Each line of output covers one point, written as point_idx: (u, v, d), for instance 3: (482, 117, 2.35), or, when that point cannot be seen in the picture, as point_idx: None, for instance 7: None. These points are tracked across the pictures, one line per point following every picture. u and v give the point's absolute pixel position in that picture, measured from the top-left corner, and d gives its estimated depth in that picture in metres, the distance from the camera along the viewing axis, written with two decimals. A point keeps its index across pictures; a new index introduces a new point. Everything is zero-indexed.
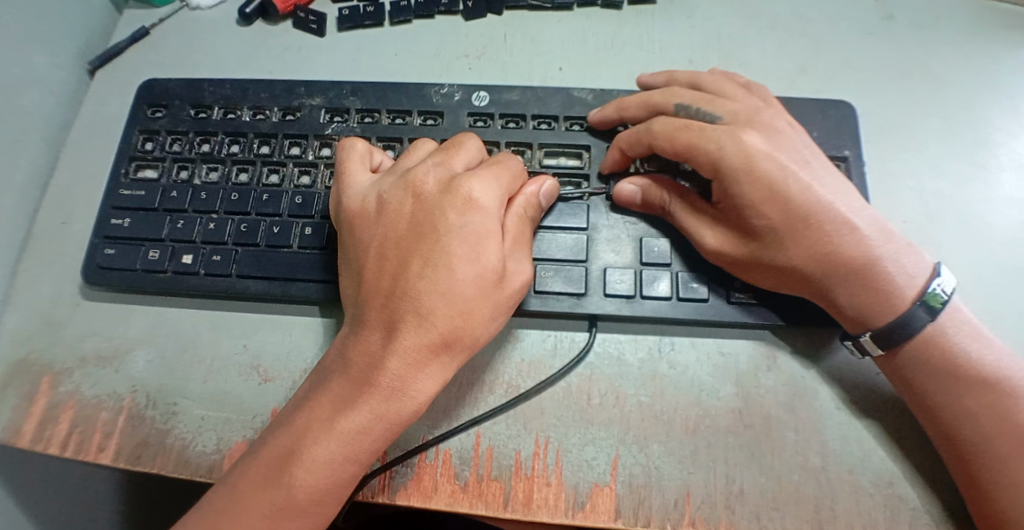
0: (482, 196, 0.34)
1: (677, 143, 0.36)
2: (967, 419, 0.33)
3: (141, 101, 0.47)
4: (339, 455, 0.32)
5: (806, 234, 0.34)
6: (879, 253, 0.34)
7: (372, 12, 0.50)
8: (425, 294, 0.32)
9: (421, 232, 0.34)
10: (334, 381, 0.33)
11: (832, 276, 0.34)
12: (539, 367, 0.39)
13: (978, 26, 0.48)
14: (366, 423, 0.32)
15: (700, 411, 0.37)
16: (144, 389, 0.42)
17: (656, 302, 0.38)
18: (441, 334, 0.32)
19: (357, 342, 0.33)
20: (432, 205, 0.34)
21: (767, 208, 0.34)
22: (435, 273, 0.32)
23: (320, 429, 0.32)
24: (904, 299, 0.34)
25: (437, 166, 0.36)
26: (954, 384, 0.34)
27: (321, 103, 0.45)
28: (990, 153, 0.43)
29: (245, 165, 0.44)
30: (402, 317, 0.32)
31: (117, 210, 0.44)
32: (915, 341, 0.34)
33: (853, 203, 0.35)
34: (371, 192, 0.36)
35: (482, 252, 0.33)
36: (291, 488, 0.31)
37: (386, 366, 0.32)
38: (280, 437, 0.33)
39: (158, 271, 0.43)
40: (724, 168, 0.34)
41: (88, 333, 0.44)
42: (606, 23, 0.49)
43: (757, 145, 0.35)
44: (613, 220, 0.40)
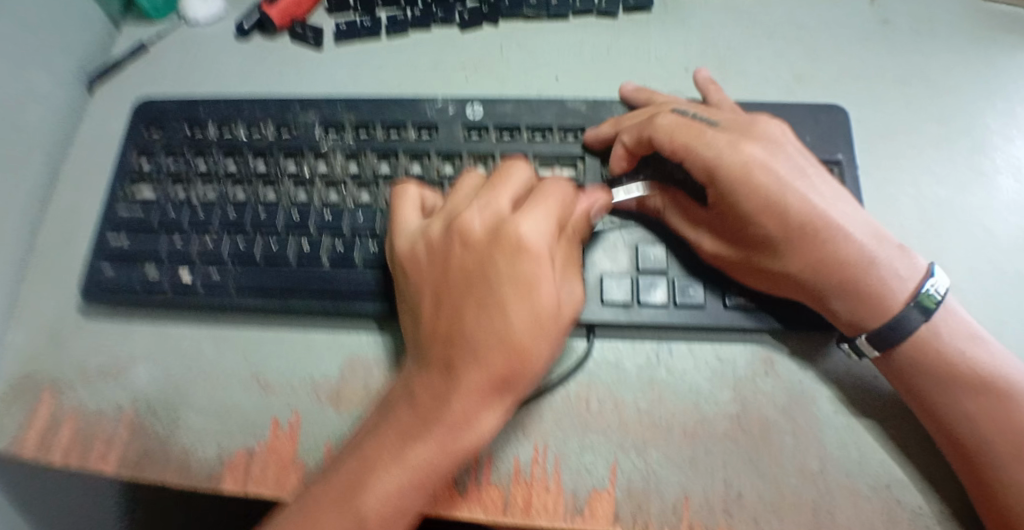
0: (534, 236, 0.33)
1: (679, 141, 0.36)
2: (969, 417, 0.34)
3: (138, 119, 0.48)
4: (408, 488, 0.33)
5: (799, 243, 0.35)
6: (868, 259, 0.35)
7: (370, 25, 0.51)
8: (483, 338, 0.32)
9: (473, 275, 0.33)
10: (401, 419, 0.34)
11: (828, 283, 0.35)
12: (539, 375, 0.39)
13: (970, 30, 0.48)
14: (435, 459, 0.33)
15: (697, 417, 0.38)
16: (145, 400, 0.43)
17: (652, 309, 0.39)
18: (502, 375, 0.32)
19: (420, 383, 0.34)
20: (482, 248, 0.34)
21: (764, 219, 0.35)
22: (492, 318, 0.32)
23: (388, 465, 0.33)
24: (897, 301, 0.35)
25: (486, 205, 0.35)
26: (953, 383, 0.34)
27: (316, 119, 0.46)
28: (982, 157, 0.44)
29: (241, 183, 0.44)
30: (461, 362, 0.33)
31: (115, 230, 0.45)
32: (908, 342, 0.35)
33: (847, 209, 0.36)
34: (424, 235, 0.36)
35: (535, 294, 0.32)
36: (363, 518, 0.32)
37: (452, 410, 0.33)
38: (344, 471, 0.34)
39: (156, 290, 0.43)
40: (722, 178, 0.35)
41: (91, 347, 0.45)
42: (601, 33, 0.49)
43: (756, 153, 0.35)
44: (609, 228, 0.41)
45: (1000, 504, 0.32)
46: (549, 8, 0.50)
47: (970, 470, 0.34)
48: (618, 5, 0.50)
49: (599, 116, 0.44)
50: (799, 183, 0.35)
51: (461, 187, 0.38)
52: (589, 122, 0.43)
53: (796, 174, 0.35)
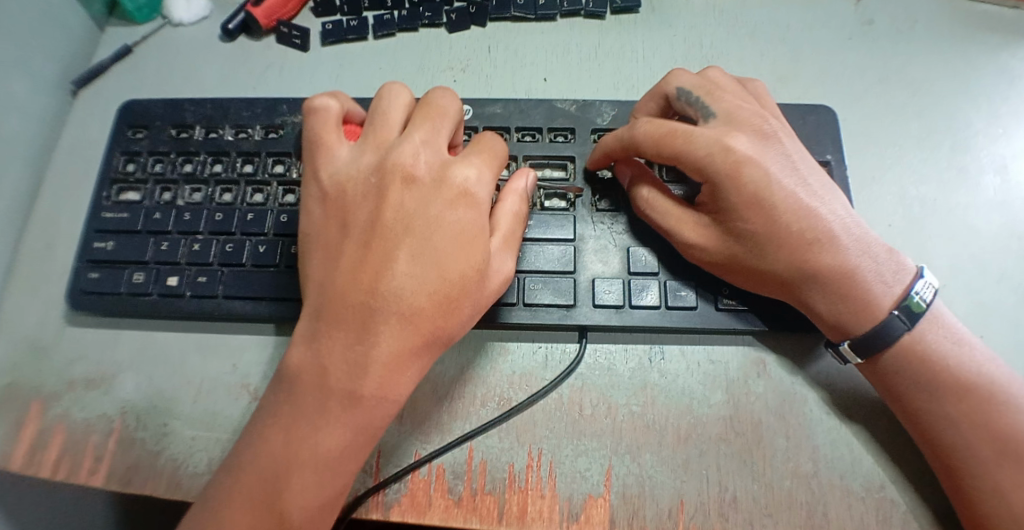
0: (476, 189, 0.35)
1: (665, 150, 0.36)
2: (959, 427, 0.33)
3: (122, 122, 0.47)
4: (332, 467, 0.32)
5: (785, 235, 0.35)
6: (855, 261, 0.35)
7: (355, 26, 0.50)
8: (408, 293, 0.32)
9: (410, 223, 0.33)
10: (309, 388, 0.32)
11: (810, 285, 0.35)
12: (531, 379, 0.39)
13: (957, 29, 0.48)
14: (348, 436, 0.32)
15: (691, 420, 0.38)
16: (134, 411, 0.42)
17: (644, 312, 0.39)
18: (425, 335, 0.32)
19: (327, 347, 0.32)
20: (419, 193, 0.34)
21: (750, 215, 0.35)
22: (419, 268, 0.32)
23: (305, 440, 0.31)
24: (882, 307, 0.35)
25: (424, 147, 0.35)
26: (940, 393, 0.34)
27: (305, 121, 0.45)
28: (970, 156, 0.44)
29: (228, 185, 0.44)
30: (382, 318, 0.32)
31: (99, 233, 0.44)
32: (896, 348, 0.34)
33: (835, 206, 0.36)
34: (353, 169, 0.35)
35: (471, 249, 0.33)
36: (285, 510, 0.31)
37: (367, 374, 0.31)
38: (264, 447, 0.32)
39: (142, 294, 0.42)
40: (714, 173, 0.35)
41: (78, 355, 0.44)
42: (589, 34, 0.49)
43: (745, 151, 0.35)
44: (600, 230, 0.40)
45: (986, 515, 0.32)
46: (536, 8, 0.49)
47: (956, 482, 0.33)
48: (605, 6, 0.49)
49: (588, 117, 0.43)
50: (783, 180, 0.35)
51: (395, 118, 0.37)
52: (579, 123, 0.43)
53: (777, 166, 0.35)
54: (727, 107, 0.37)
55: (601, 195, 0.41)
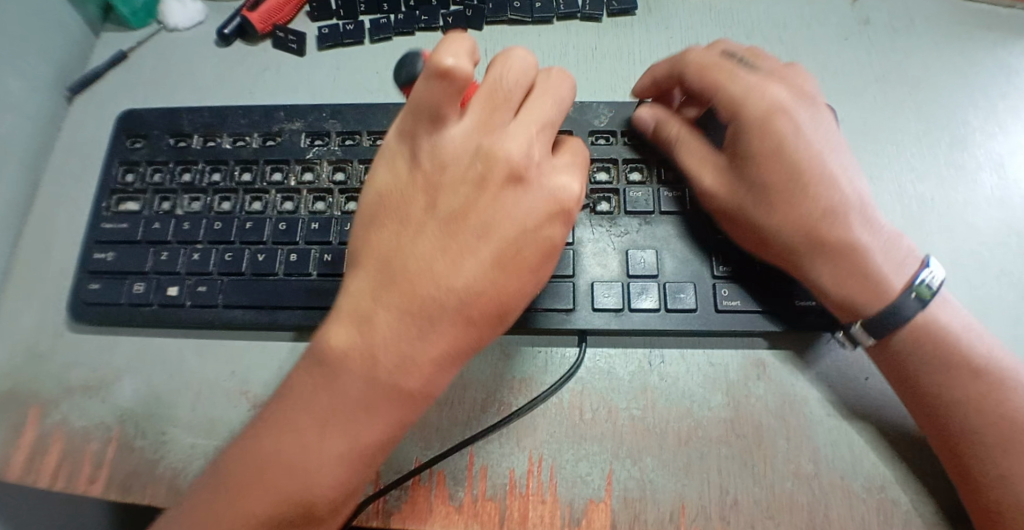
0: (569, 201, 0.33)
1: (708, 81, 0.38)
2: (966, 415, 0.33)
3: (121, 132, 0.47)
4: (365, 458, 0.32)
5: (799, 198, 0.35)
6: (864, 233, 0.35)
7: (351, 30, 0.50)
8: (478, 299, 0.32)
9: (491, 225, 0.32)
10: (358, 370, 0.31)
11: (814, 254, 0.35)
12: (530, 384, 0.39)
13: (953, 27, 0.48)
14: (390, 430, 0.32)
15: (691, 423, 0.37)
16: (132, 418, 0.42)
17: (644, 315, 0.38)
18: (482, 344, 0.33)
19: (387, 332, 0.31)
20: (510, 192, 0.33)
21: (770, 165, 0.35)
22: (489, 275, 0.32)
23: (343, 431, 0.31)
24: (893, 289, 0.35)
25: (531, 139, 0.33)
26: (949, 381, 0.34)
27: (301, 127, 0.45)
28: (969, 155, 0.44)
29: (227, 194, 0.44)
30: (449, 319, 0.31)
31: (100, 244, 0.44)
32: (906, 329, 0.35)
33: (855, 183, 0.37)
34: (449, 143, 0.33)
35: (542, 264, 0.33)
36: (314, 490, 0.31)
37: (417, 372, 0.32)
38: (298, 423, 0.32)
39: (143, 304, 0.43)
40: (744, 115, 0.36)
41: (75, 362, 0.44)
42: (586, 36, 0.49)
43: (780, 101, 0.36)
44: (599, 233, 0.40)
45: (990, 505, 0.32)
46: (532, 11, 0.49)
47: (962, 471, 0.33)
48: (602, 8, 0.49)
49: (586, 118, 0.43)
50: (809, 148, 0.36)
51: (512, 92, 0.33)
52: (576, 125, 0.43)
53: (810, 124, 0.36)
54: (768, 68, 0.39)
55: (599, 197, 0.41)
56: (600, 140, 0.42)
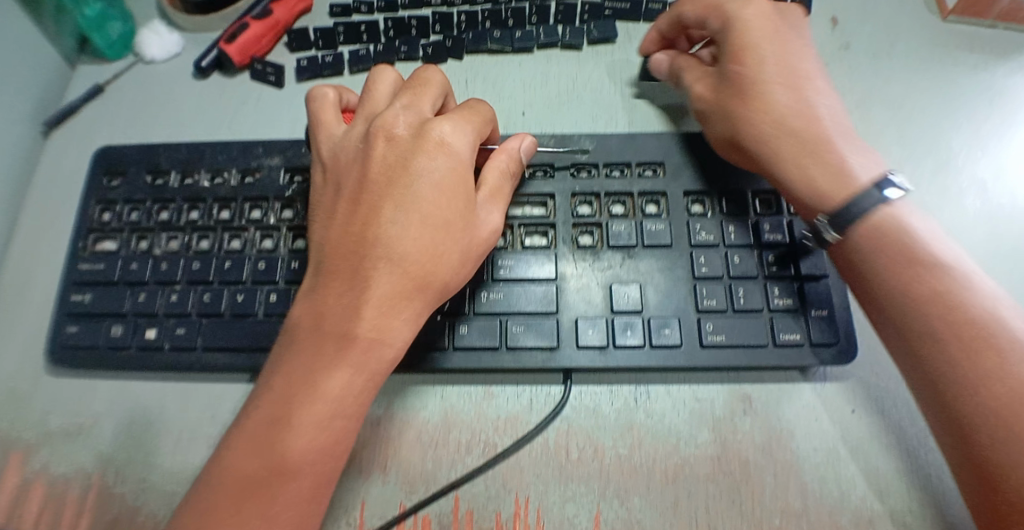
0: (452, 139, 0.37)
1: (703, 6, 0.42)
2: (937, 338, 0.32)
3: (97, 169, 0.46)
4: (330, 418, 0.33)
5: (764, 104, 0.39)
6: (833, 130, 0.38)
7: (331, 62, 0.49)
8: (398, 240, 0.35)
9: (393, 178, 0.36)
10: (307, 334, 0.34)
11: (782, 141, 0.38)
12: (516, 423, 0.38)
13: (935, 49, 0.48)
14: (348, 379, 0.33)
15: (678, 460, 0.37)
16: (113, 464, 0.41)
17: (629, 351, 0.38)
18: (416, 282, 0.35)
19: (325, 297, 0.35)
20: (403, 148, 0.37)
21: (743, 61, 0.40)
22: (403, 218, 0.35)
23: (301, 392, 0.33)
24: (856, 180, 0.36)
25: (410, 108, 0.38)
26: (940, 328, 0.32)
27: (280, 163, 0.44)
28: (953, 180, 0.44)
29: (205, 232, 0.43)
30: (378, 264, 0.34)
31: (77, 285, 0.43)
32: (863, 226, 0.35)
33: (830, 106, 0.39)
34: (343, 140, 0.39)
35: (456, 198, 0.36)
36: (286, 459, 0.32)
37: (363, 317, 0.34)
38: (260, 405, 0.33)
39: (121, 347, 0.42)
40: (731, 26, 0.40)
41: (54, 407, 0.43)
42: (567, 65, 0.49)
43: (764, 16, 0.41)
44: (582, 268, 0.40)
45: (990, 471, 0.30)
46: (513, 40, 0.48)
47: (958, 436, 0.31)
48: (583, 36, 0.49)
49: (568, 151, 0.42)
50: (781, 73, 0.39)
51: (381, 92, 0.40)
52: (558, 157, 0.42)
53: (788, 53, 0.40)
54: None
55: (582, 230, 0.41)
56: (582, 173, 0.42)
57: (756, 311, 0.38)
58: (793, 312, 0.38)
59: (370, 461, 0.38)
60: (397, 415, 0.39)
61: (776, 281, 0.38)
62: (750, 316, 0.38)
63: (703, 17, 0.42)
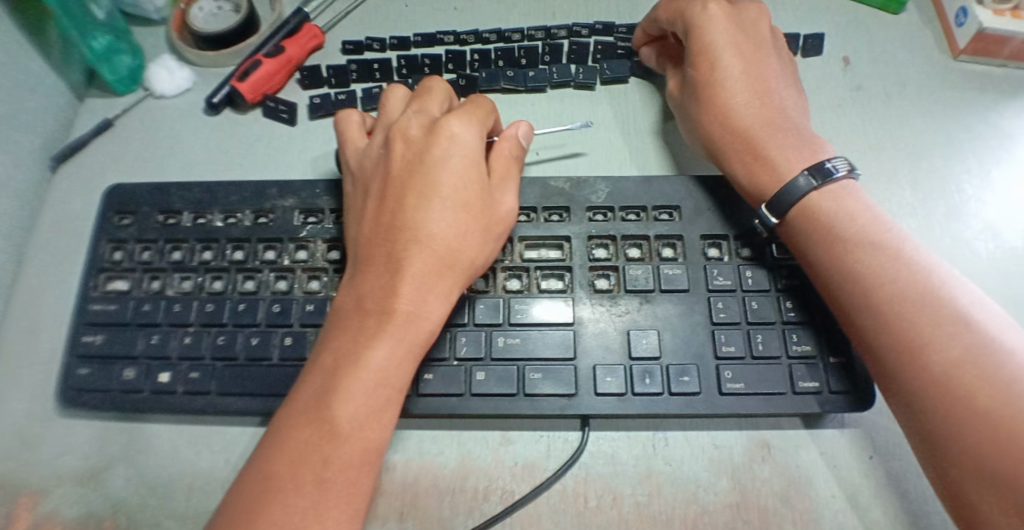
0: (462, 133, 0.39)
1: (670, 11, 0.45)
2: (874, 319, 0.34)
3: (108, 207, 0.46)
4: (372, 389, 0.33)
5: (717, 99, 0.42)
6: (779, 128, 0.41)
7: (344, 99, 0.49)
8: (427, 223, 0.36)
9: (415, 169, 0.38)
10: (344, 317, 0.35)
11: (731, 141, 0.41)
12: (533, 470, 0.38)
13: (944, 89, 0.49)
14: (389, 349, 0.34)
15: (697, 508, 0.37)
16: (124, 511, 0.40)
17: (647, 398, 0.38)
18: (446, 257, 0.36)
19: (361, 282, 0.36)
20: (418, 145, 0.39)
21: (703, 65, 0.43)
22: (428, 203, 0.37)
23: (344, 366, 0.33)
24: (793, 169, 0.39)
25: (420, 112, 0.40)
26: (875, 300, 0.34)
27: (295, 204, 0.44)
28: (965, 222, 0.44)
29: (219, 272, 0.43)
30: (412, 247, 0.36)
31: (89, 327, 0.43)
32: (801, 211, 0.38)
33: (784, 104, 0.42)
34: (365, 150, 0.41)
35: (474, 183, 0.38)
36: (335, 428, 0.32)
37: (397, 295, 0.35)
38: (303, 387, 0.34)
39: (134, 391, 0.41)
40: (689, 30, 0.44)
41: (64, 450, 0.42)
42: (580, 105, 0.49)
43: (718, 19, 0.43)
44: (599, 313, 0.40)
45: (934, 435, 0.31)
46: (526, 80, 0.49)
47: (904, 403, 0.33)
48: (596, 77, 0.49)
49: (583, 194, 0.43)
50: (737, 73, 0.42)
51: (394, 105, 0.42)
52: (574, 201, 0.43)
53: (747, 54, 0.43)
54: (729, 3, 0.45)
55: (599, 274, 0.41)
56: (599, 216, 0.42)
57: (773, 358, 0.38)
58: (811, 358, 0.38)
59: (385, 511, 0.37)
60: (413, 462, 0.39)
61: (794, 328, 0.38)
62: (767, 362, 0.38)
63: (672, 21, 0.45)
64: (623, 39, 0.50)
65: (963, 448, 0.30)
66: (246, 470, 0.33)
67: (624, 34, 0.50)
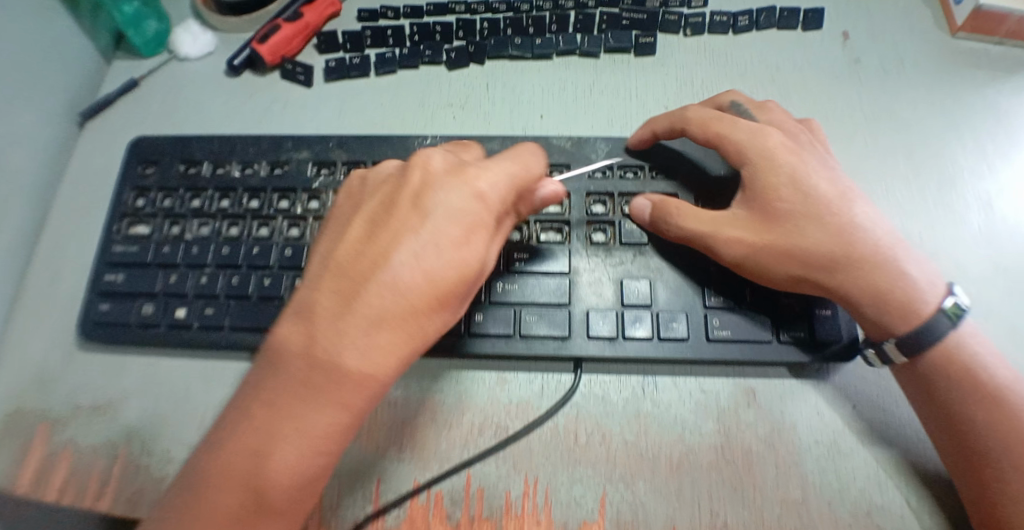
0: (487, 190, 0.34)
1: (711, 133, 0.42)
2: (971, 408, 0.36)
3: (132, 157, 0.49)
4: (306, 464, 0.31)
5: (820, 227, 0.38)
6: (890, 247, 0.38)
7: (358, 63, 0.52)
8: (406, 276, 0.32)
9: (417, 210, 0.34)
10: (296, 362, 0.32)
11: (848, 268, 0.37)
12: (527, 408, 0.40)
13: (942, 66, 0.51)
14: (335, 417, 0.32)
15: (684, 448, 0.39)
16: (139, 438, 0.43)
17: (637, 343, 0.40)
18: (414, 322, 0.32)
19: (321, 325, 0.32)
20: (434, 186, 0.35)
21: (773, 181, 0.39)
22: (415, 254, 0.32)
23: (288, 430, 0.31)
24: (928, 307, 0.37)
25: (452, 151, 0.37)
26: (974, 386, 0.36)
27: (308, 157, 0.47)
28: (954, 190, 0.46)
29: (235, 219, 0.45)
30: (383, 303, 0.32)
31: (111, 266, 0.45)
32: (935, 348, 0.37)
33: (882, 223, 0.39)
34: (381, 170, 0.38)
35: (472, 240, 0.33)
36: (263, 495, 0.31)
37: (355, 355, 0.31)
38: (240, 434, 0.32)
39: (151, 326, 0.44)
40: (750, 155, 0.40)
41: (83, 383, 0.45)
42: (583, 72, 0.51)
43: (780, 141, 0.41)
44: (594, 263, 0.42)
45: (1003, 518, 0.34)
46: (533, 47, 0.51)
47: (950, 422, 0.36)
48: (600, 45, 0.51)
49: (583, 153, 0.45)
50: (835, 199, 0.39)
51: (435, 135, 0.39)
52: (574, 159, 0.45)
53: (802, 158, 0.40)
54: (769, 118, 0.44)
55: (596, 228, 0.43)
56: (597, 174, 0.44)
57: (761, 307, 0.40)
58: (797, 309, 0.40)
59: (386, 442, 0.40)
60: (415, 399, 0.41)
61: None
62: (754, 312, 0.40)
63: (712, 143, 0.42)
64: (627, 10, 0.52)
65: (1004, 493, 0.34)
66: (174, 494, 0.33)
67: (629, 5, 0.52)
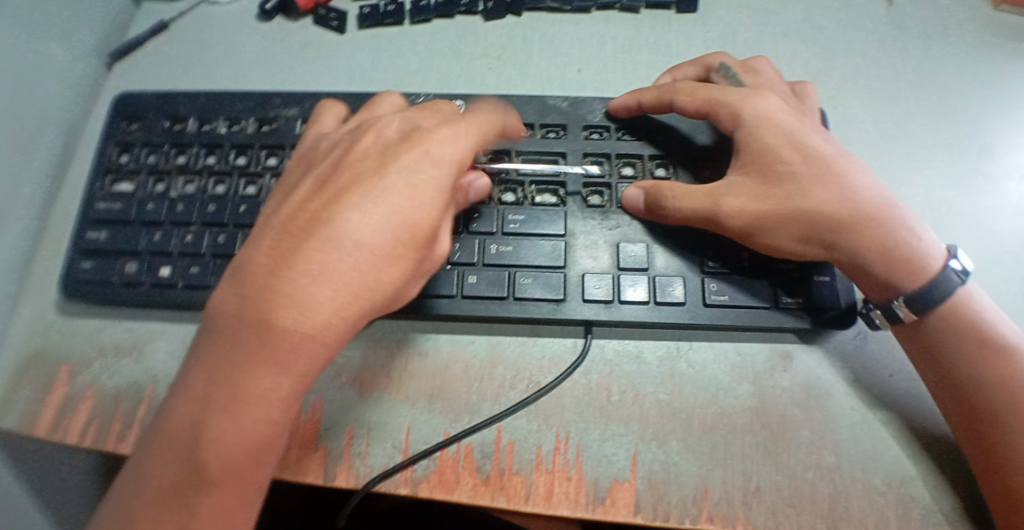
0: (439, 151, 0.34)
1: (699, 100, 0.41)
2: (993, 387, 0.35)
3: (117, 113, 0.47)
4: (246, 428, 0.31)
5: (827, 186, 0.37)
6: (889, 206, 0.37)
7: (392, 10, 0.50)
8: (350, 234, 0.31)
9: (367, 174, 0.33)
10: (234, 322, 0.31)
11: (858, 227, 0.36)
12: (559, 363, 0.40)
13: (987, 36, 0.49)
14: (277, 376, 0.31)
15: (717, 410, 0.38)
16: (164, 381, 0.42)
17: (633, 307, 0.39)
18: (358, 283, 0.31)
19: (260, 283, 0.31)
20: (384, 151, 0.34)
21: (778, 145, 0.38)
22: (361, 212, 0.32)
23: (229, 394, 0.30)
24: (934, 268, 0.37)
25: (407, 121, 0.36)
26: (991, 367, 0.35)
27: (297, 114, 0.46)
28: (996, 161, 0.45)
29: (221, 176, 0.44)
30: (326, 261, 0.31)
31: (93, 223, 0.44)
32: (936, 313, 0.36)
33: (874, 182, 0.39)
34: (335, 141, 0.38)
35: (419, 198, 0.32)
36: (204, 461, 0.30)
37: (294, 313, 0.30)
38: (184, 403, 0.31)
39: (134, 283, 0.43)
40: (745, 121, 0.39)
41: (106, 325, 0.44)
42: (625, 27, 0.50)
43: (772, 105, 0.40)
44: (590, 226, 0.41)
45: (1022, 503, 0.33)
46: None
47: (965, 404, 0.35)
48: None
49: (580, 114, 0.44)
50: (831, 157, 0.38)
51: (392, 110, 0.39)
52: (570, 120, 0.44)
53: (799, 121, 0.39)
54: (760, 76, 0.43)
55: (591, 191, 0.42)
56: (594, 135, 0.43)
57: (756, 274, 0.39)
58: (794, 278, 0.39)
59: (415, 393, 0.39)
60: (445, 349, 0.40)
61: None
62: (751, 280, 0.39)
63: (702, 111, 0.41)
64: None
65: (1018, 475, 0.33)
66: (126, 469, 0.32)
67: None
